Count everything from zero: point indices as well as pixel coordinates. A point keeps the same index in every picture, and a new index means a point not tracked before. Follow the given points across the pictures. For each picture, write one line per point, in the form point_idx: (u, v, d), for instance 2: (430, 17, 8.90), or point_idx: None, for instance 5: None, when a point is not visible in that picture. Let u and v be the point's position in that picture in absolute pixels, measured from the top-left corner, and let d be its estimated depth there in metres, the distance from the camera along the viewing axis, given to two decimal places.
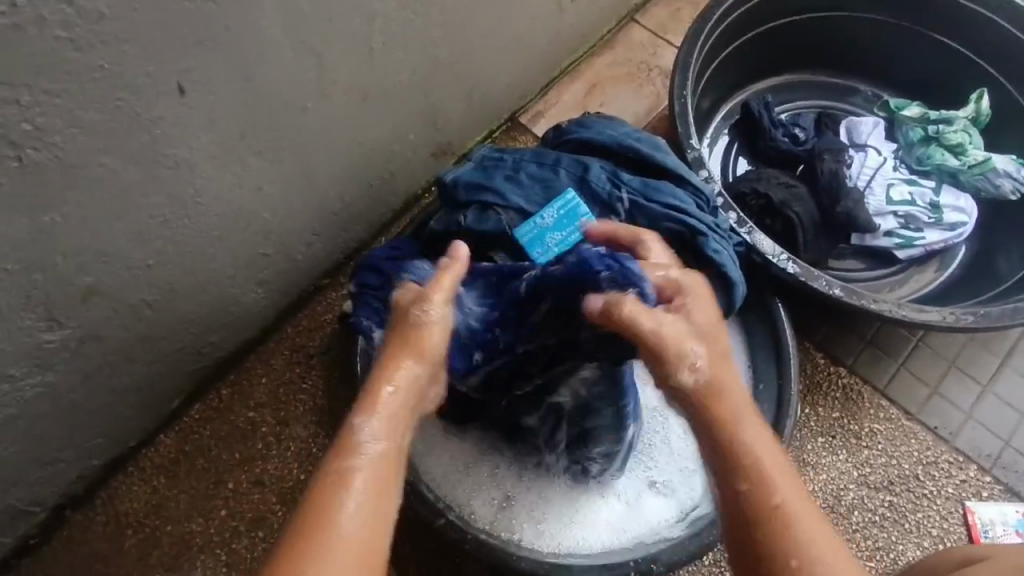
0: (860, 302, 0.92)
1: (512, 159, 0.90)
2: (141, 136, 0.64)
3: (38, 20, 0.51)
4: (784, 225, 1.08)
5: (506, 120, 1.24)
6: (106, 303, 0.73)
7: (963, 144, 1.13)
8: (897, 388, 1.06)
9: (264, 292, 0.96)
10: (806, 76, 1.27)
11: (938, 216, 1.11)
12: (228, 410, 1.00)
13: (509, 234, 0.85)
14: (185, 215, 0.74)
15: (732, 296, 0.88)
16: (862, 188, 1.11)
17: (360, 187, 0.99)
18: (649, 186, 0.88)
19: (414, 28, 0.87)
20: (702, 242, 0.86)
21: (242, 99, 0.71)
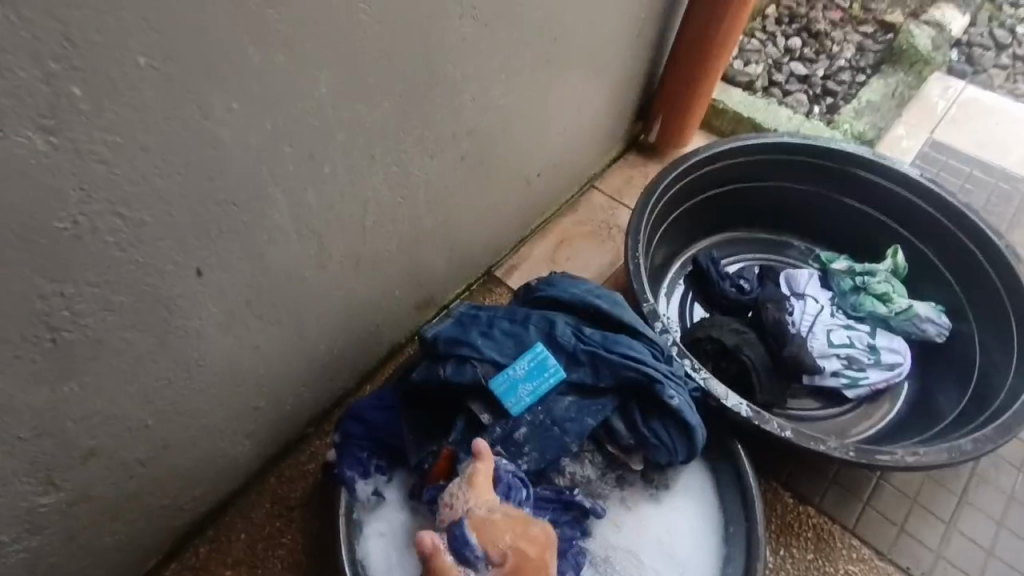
0: (811, 444, 0.99)
1: (486, 315, 1.00)
2: (160, 310, 0.72)
3: (92, 230, 0.61)
4: (739, 368, 1.17)
5: (483, 274, 1.37)
6: (103, 462, 0.77)
7: (887, 293, 1.27)
8: (865, 526, 1.10)
9: (252, 443, 1.00)
10: (746, 234, 1.46)
11: (876, 357, 1.23)
12: (204, 570, 0.99)
13: (484, 385, 0.93)
14: (188, 376, 0.81)
15: (693, 438, 0.96)
16: (805, 333, 1.22)
17: (349, 341, 1.08)
18: (609, 339, 0.98)
19: (402, 207, 1.01)
20: (660, 389, 0.94)
21: (251, 274, 0.81)
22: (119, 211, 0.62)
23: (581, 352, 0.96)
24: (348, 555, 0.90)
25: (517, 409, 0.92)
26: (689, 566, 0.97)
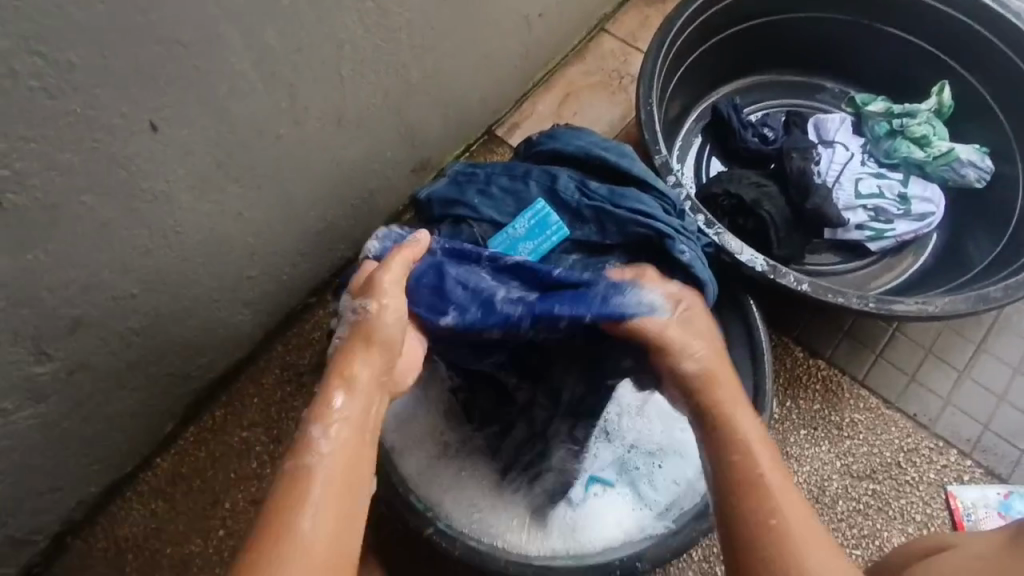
0: (827, 297, 0.95)
1: (484, 173, 0.93)
2: (118, 172, 0.67)
3: (10, 73, 0.54)
4: (756, 224, 1.09)
5: (483, 133, 1.26)
6: (94, 332, 0.76)
7: (927, 136, 1.15)
8: (875, 377, 1.09)
9: (253, 313, 0.99)
10: (773, 77, 1.31)
11: (906, 207, 1.14)
12: (222, 431, 1.03)
13: (482, 246, 0.88)
14: (167, 244, 0.77)
15: (704, 295, 0.92)
16: (830, 183, 1.13)
17: (342, 207, 1.02)
18: (615, 193, 0.90)
19: (383, 52, 0.89)
20: (670, 245, 0.88)
21: (215, 131, 0.73)
22: (36, 48, 0.54)
23: (585, 208, 0.90)
24: None
25: None
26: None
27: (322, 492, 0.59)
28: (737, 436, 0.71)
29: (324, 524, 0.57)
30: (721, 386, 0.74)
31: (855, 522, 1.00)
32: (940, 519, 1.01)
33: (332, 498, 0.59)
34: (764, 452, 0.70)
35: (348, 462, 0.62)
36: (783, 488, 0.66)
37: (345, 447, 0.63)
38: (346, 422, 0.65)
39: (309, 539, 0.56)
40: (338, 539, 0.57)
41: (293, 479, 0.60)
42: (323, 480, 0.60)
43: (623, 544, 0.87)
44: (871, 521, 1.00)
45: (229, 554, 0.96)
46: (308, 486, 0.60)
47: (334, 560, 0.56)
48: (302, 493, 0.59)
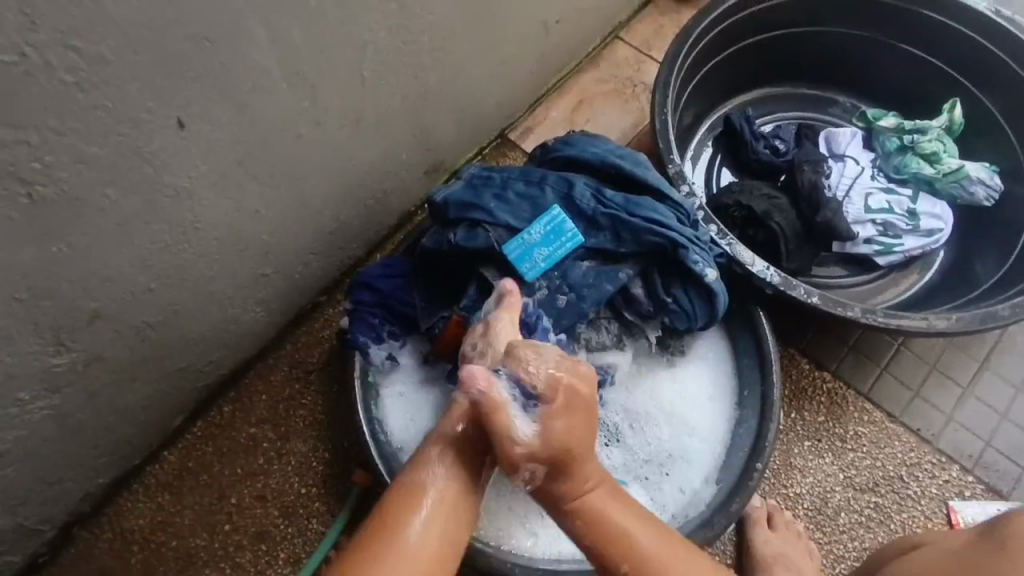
0: (837, 310, 0.95)
1: (500, 178, 0.93)
2: (143, 167, 0.67)
3: (44, 66, 0.55)
4: (766, 235, 1.10)
5: (496, 137, 1.27)
6: (110, 325, 0.76)
7: (937, 152, 1.16)
8: (880, 390, 1.09)
9: (264, 310, 1.00)
10: (785, 89, 1.31)
11: (915, 223, 1.15)
12: (230, 426, 1.03)
13: (497, 250, 0.88)
14: (186, 240, 0.78)
15: (715, 306, 0.92)
16: (840, 198, 1.14)
17: (356, 207, 1.02)
18: (631, 202, 0.91)
19: (404, 55, 0.90)
20: (685, 255, 0.89)
21: (238, 129, 0.74)
22: (72, 43, 0.55)
23: (600, 215, 0.90)
24: (364, 414, 0.92)
25: (532, 274, 0.88)
26: (700, 427, 0.98)
27: (432, 517, 0.63)
28: (632, 550, 0.66)
29: (430, 531, 0.63)
30: (594, 483, 0.68)
31: (857, 535, 1.01)
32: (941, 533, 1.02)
33: (444, 518, 0.64)
34: (645, 534, 0.67)
35: (460, 494, 0.66)
36: (671, 565, 0.65)
37: (457, 480, 0.66)
38: (461, 452, 0.67)
39: (408, 549, 0.61)
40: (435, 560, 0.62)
41: (411, 497, 0.64)
42: (431, 502, 0.64)
43: None
44: (872, 534, 1.01)
45: (235, 550, 0.97)
46: (419, 505, 0.64)
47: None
48: (411, 511, 0.63)
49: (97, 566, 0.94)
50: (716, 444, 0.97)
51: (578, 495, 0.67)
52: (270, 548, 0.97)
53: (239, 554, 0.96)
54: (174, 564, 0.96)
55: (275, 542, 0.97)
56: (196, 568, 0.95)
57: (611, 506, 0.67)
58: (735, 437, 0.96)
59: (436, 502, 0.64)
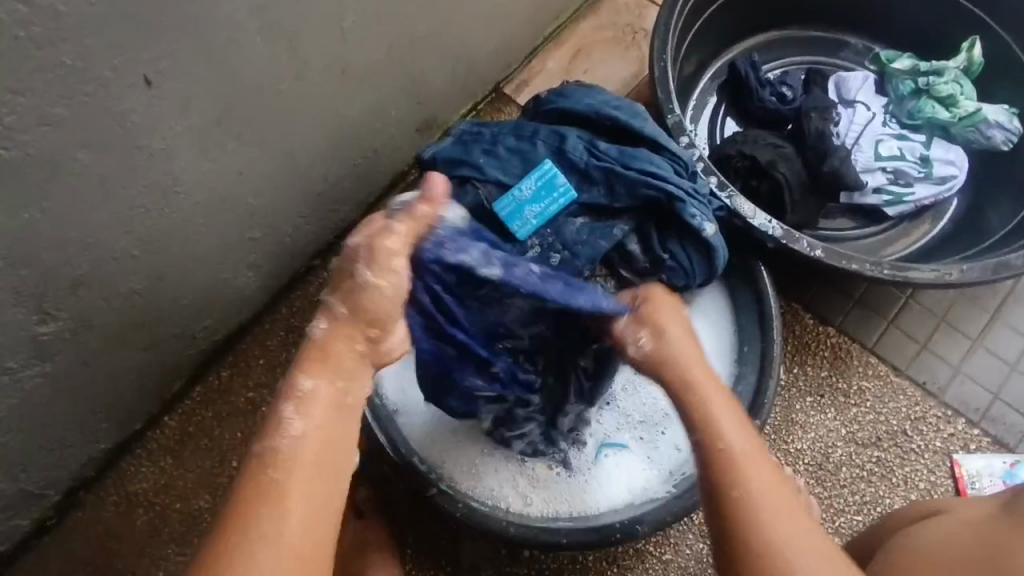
0: (842, 263, 0.92)
1: (490, 133, 0.90)
2: (114, 128, 0.65)
3: None
4: (770, 187, 1.06)
5: (490, 91, 1.22)
6: (95, 292, 0.75)
7: (954, 95, 1.10)
8: (886, 344, 1.07)
9: (255, 275, 0.98)
10: (794, 33, 1.25)
11: (927, 170, 1.10)
12: (228, 391, 1.04)
13: (487, 208, 0.86)
14: (167, 203, 0.76)
15: (714, 262, 0.90)
16: (849, 146, 1.09)
17: (345, 167, 1.00)
18: (626, 153, 0.88)
19: (387, 3, 0.85)
20: (682, 208, 0.86)
21: (213, 86, 0.71)
22: None
23: (593, 169, 0.87)
24: None
25: (523, 232, 0.85)
26: None
27: (296, 488, 0.59)
28: (716, 439, 0.69)
29: (292, 504, 0.58)
30: (681, 359, 0.74)
31: (858, 489, 1.00)
32: (944, 487, 1.00)
33: (307, 486, 0.60)
34: (741, 436, 0.69)
35: (329, 439, 0.63)
36: (749, 462, 0.67)
37: (322, 435, 0.63)
38: (313, 404, 0.63)
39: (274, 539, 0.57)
40: (316, 539, 0.58)
41: (263, 473, 0.60)
42: (288, 472, 0.60)
43: (624, 508, 0.88)
44: (874, 487, 1.00)
45: None
46: (274, 479, 0.59)
47: (306, 550, 0.57)
48: (269, 489, 0.59)
49: (104, 527, 0.97)
50: None
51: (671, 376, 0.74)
52: None
53: None
54: (178, 525, 0.98)
55: None
56: (200, 528, 0.97)
57: (715, 394, 0.72)
58: (735, 395, 0.94)
59: (292, 477, 0.60)
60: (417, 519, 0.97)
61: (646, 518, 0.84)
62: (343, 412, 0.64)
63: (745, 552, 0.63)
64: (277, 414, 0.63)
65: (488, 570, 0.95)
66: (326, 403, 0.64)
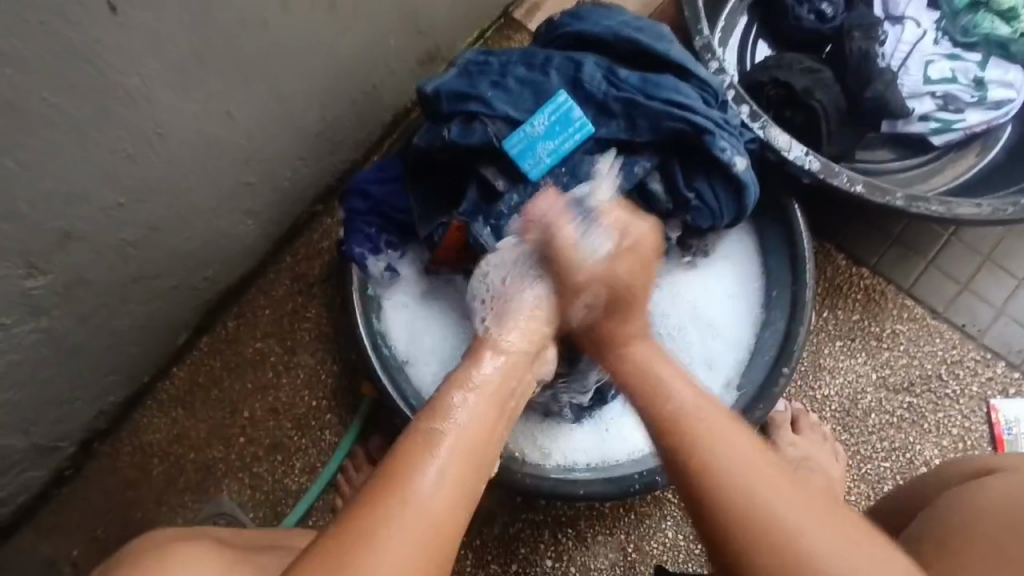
0: (883, 198, 0.85)
1: (498, 62, 0.82)
2: (82, 65, 0.58)
3: None
4: (805, 116, 0.97)
5: (498, 16, 1.12)
6: (85, 244, 0.71)
7: (1016, 7, 0.98)
8: (924, 285, 1.00)
9: (255, 223, 0.93)
10: None
11: (981, 94, 1.00)
12: (236, 342, 1.01)
13: (496, 145, 0.79)
14: (151, 148, 0.70)
15: (744, 201, 0.83)
16: (895, 68, 0.99)
17: (344, 104, 0.92)
18: (649, 82, 0.79)
19: None
20: (711, 142, 0.79)
21: (190, 15, 0.63)
22: None
23: (613, 100, 0.79)
24: (366, 328, 0.87)
25: (535, 172, 0.79)
26: (724, 335, 0.92)
27: (453, 457, 0.51)
28: (668, 402, 0.58)
29: (447, 484, 0.49)
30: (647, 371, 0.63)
31: (887, 435, 0.97)
32: (978, 432, 0.96)
33: (462, 470, 0.51)
34: (707, 405, 0.57)
35: (487, 431, 0.55)
36: (707, 418, 0.56)
37: (483, 418, 0.56)
38: (482, 393, 0.57)
39: (421, 509, 0.47)
40: (456, 508, 0.49)
41: (425, 442, 0.51)
42: (452, 446, 0.52)
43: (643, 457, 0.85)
44: (903, 434, 0.97)
45: (252, 461, 0.98)
46: (437, 450, 0.51)
47: (443, 529, 0.48)
48: (428, 456, 0.50)
49: (123, 477, 0.97)
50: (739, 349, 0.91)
51: (618, 352, 0.66)
52: (286, 458, 0.98)
53: (257, 465, 0.98)
54: (195, 475, 0.98)
55: (291, 453, 0.98)
56: (216, 478, 0.98)
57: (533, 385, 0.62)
58: (762, 342, 0.90)
59: (451, 463, 0.51)
60: None
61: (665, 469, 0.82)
62: (498, 416, 0.57)
63: (715, 517, 0.50)
64: (444, 393, 0.56)
65: (504, 517, 0.94)
66: (488, 394, 0.58)
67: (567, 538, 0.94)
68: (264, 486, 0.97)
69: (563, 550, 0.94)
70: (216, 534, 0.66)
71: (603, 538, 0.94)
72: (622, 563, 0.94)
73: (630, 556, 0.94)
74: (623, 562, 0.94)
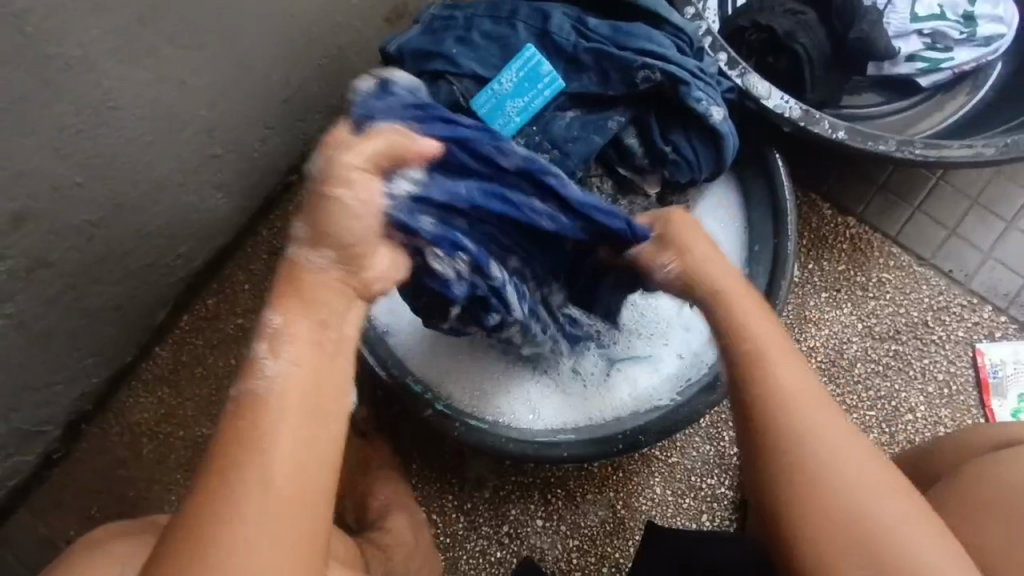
0: (867, 144, 0.82)
1: (463, 17, 0.78)
2: (11, 34, 0.55)
3: None
4: (789, 62, 0.93)
5: None
6: (43, 225, 0.70)
7: None
8: (910, 232, 0.99)
9: (226, 196, 0.91)
10: None
11: (970, 30, 0.97)
12: (217, 319, 1.00)
13: (464, 106, 0.76)
14: (101, 121, 0.68)
15: (724, 152, 0.80)
16: (881, 7, 0.96)
17: (309, 69, 0.89)
18: (620, 31, 0.76)
19: None
20: (686, 92, 0.76)
21: None
22: None
23: (583, 52, 0.76)
24: None
25: (507, 132, 0.76)
26: None
27: (289, 421, 0.47)
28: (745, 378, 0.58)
29: (286, 448, 0.46)
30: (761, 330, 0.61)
31: (873, 384, 0.97)
32: (964, 377, 0.96)
33: (300, 426, 0.48)
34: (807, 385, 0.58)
35: (316, 381, 0.50)
36: (785, 362, 0.58)
37: (313, 361, 0.50)
38: (301, 341, 0.50)
39: (263, 479, 0.45)
40: (310, 471, 0.47)
41: (254, 406, 0.47)
42: (284, 399, 0.48)
43: (629, 417, 0.85)
44: (889, 382, 0.97)
45: None
46: (267, 412, 0.47)
47: (298, 494, 0.46)
48: (263, 422, 0.47)
49: (114, 458, 0.98)
50: None
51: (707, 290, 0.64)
52: None
53: None
54: (185, 452, 0.98)
55: None
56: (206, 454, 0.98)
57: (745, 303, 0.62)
58: None
59: (286, 425, 0.47)
60: (419, 438, 0.96)
61: (649, 428, 0.81)
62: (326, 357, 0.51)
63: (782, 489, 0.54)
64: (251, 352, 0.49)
65: (494, 480, 0.95)
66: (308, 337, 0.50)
67: (557, 498, 0.95)
68: None
69: (553, 510, 0.95)
70: (161, 522, 0.69)
71: (593, 497, 0.95)
72: (612, 520, 0.95)
73: (620, 513, 0.95)
74: (613, 520, 0.95)
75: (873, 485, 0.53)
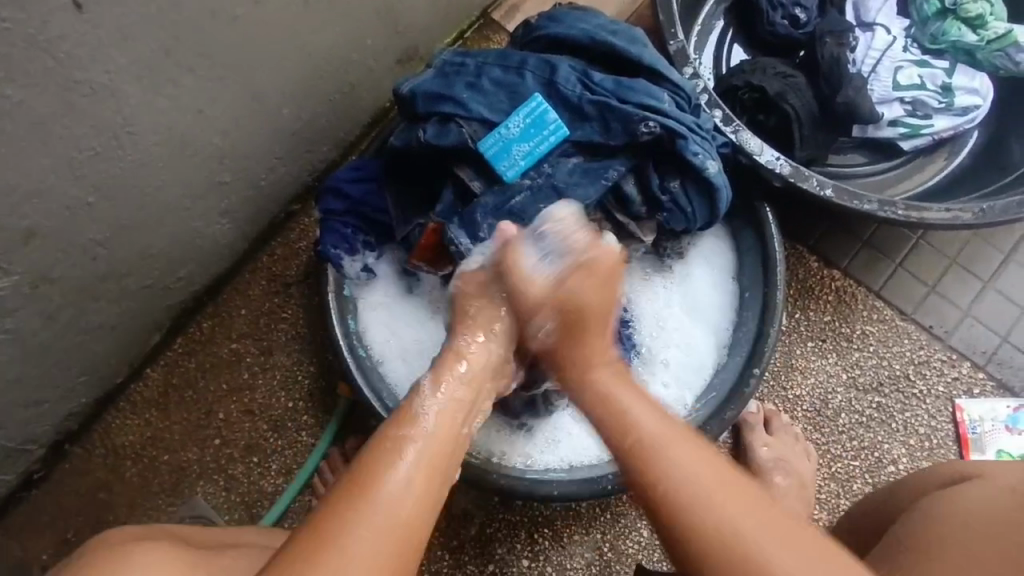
0: (852, 202, 0.86)
1: (474, 63, 0.82)
2: (43, 60, 0.58)
3: None
4: (779, 120, 0.98)
5: (478, 17, 1.11)
6: (50, 244, 0.71)
7: (983, 15, 1.00)
8: (893, 288, 1.03)
9: (230, 222, 0.93)
10: None
11: (949, 99, 1.02)
12: (211, 342, 1.00)
13: (472, 147, 0.79)
14: (118, 145, 0.70)
15: (718, 203, 0.84)
16: (865, 74, 1.01)
17: (321, 104, 0.92)
18: (622, 85, 0.80)
19: None
20: (684, 146, 0.80)
21: (158, 8, 0.62)
22: None
23: (587, 103, 0.79)
24: (342, 329, 0.86)
25: (511, 173, 0.80)
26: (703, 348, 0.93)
27: (416, 463, 0.56)
28: (622, 429, 0.60)
29: (414, 482, 0.54)
30: (632, 415, 0.61)
31: (857, 435, 0.99)
32: (945, 431, 0.99)
33: (427, 467, 0.56)
34: (702, 478, 0.54)
35: (443, 446, 0.59)
36: (660, 445, 0.57)
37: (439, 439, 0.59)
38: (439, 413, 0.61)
39: (391, 494, 0.53)
40: (424, 501, 0.54)
41: (391, 447, 0.56)
42: (417, 450, 0.57)
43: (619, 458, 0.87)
44: (873, 433, 0.99)
45: (227, 462, 0.97)
46: (401, 456, 0.56)
47: (409, 524, 0.52)
48: (397, 457, 0.55)
49: (95, 480, 0.96)
50: (714, 350, 0.92)
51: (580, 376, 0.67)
52: (262, 460, 0.97)
53: (232, 466, 0.97)
54: (169, 477, 0.97)
55: (267, 454, 0.98)
56: (190, 480, 0.97)
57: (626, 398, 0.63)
58: (735, 340, 0.91)
59: (411, 479, 0.54)
60: None
61: None
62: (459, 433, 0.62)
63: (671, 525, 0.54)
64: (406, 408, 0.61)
65: (481, 517, 0.95)
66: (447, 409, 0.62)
67: (544, 538, 0.95)
68: (240, 487, 0.97)
69: (539, 550, 0.94)
70: (178, 530, 0.69)
71: (579, 538, 0.95)
72: (598, 562, 0.94)
73: (606, 556, 0.95)
74: (599, 562, 0.94)
75: (744, 498, 0.53)
